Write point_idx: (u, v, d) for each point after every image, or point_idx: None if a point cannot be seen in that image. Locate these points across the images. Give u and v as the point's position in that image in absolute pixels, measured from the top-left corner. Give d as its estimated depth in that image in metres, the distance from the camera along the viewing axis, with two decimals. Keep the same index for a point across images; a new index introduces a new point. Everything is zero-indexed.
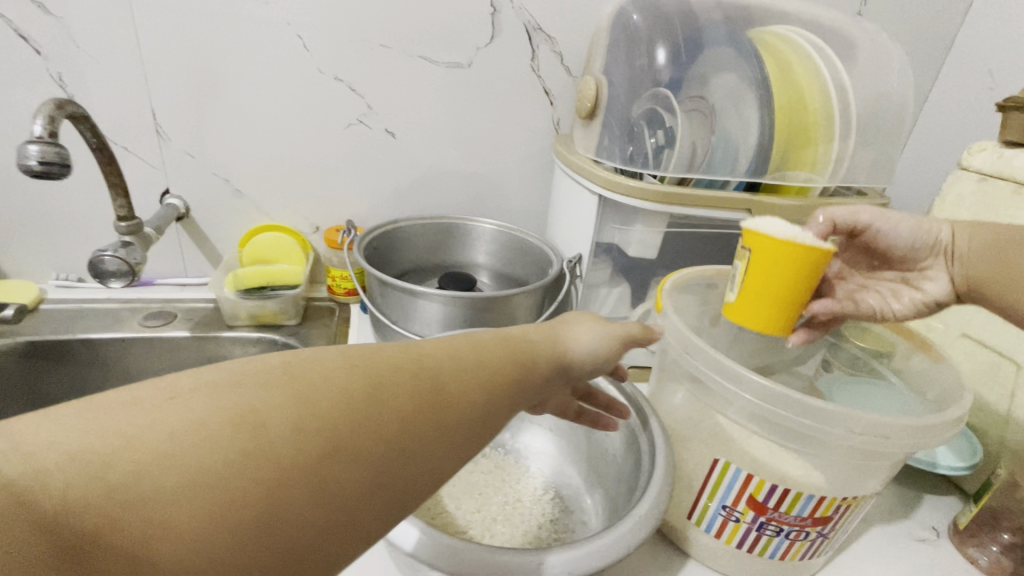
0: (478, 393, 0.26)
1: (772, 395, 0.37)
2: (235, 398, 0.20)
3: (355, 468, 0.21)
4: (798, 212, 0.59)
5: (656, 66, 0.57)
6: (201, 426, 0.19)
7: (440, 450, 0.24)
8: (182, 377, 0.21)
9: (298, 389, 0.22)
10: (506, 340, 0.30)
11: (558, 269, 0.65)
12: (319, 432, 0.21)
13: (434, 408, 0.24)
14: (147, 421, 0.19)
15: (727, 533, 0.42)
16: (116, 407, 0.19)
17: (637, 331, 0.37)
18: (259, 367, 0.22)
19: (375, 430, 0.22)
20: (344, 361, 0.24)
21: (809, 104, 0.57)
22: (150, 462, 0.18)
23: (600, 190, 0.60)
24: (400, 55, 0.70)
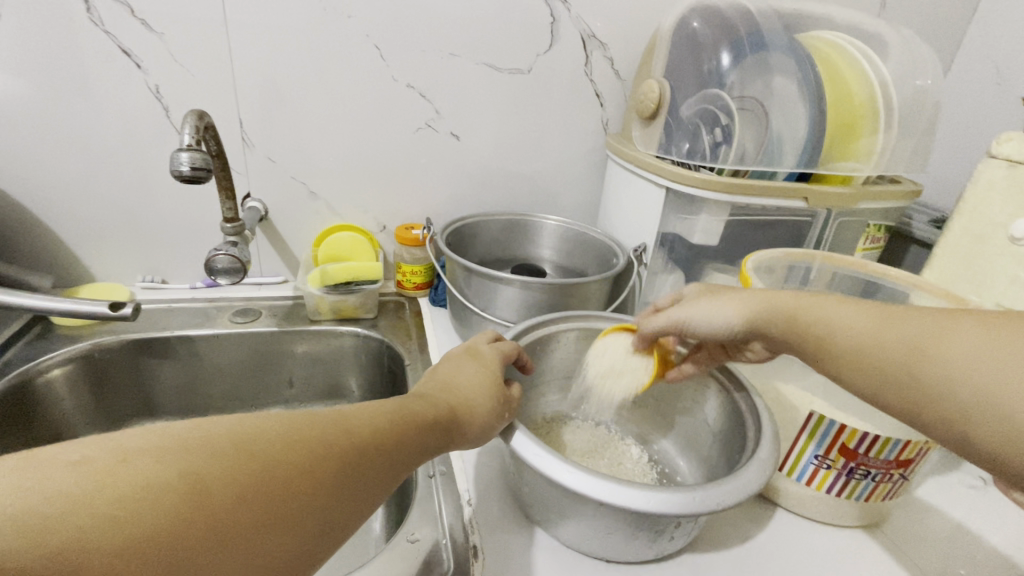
0: (376, 464, 0.34)
1: None
2: (187, 465, 0.26)
3: (276, 532, 0.28)
4: (846, 198, 0.65)
5: (720, 70, 0.64)
6: (160, 490, 0.25)
7: (339, 513, 0.31)
8: (129, 440, 0.26)
9: (237, 458, 0.28)
10: (406, 412, 0.38)
11: (626, 260, 0.71)
12: (256, 498, 0.27)
13: (346, 476, 0.32)
14: (102, 482, 0.24)
15: (818, 480, 0.48)
16: (70, 470, 0.24)
17: (515, 391, 0.48)
18: (204, 434, 0.28)
19: (296, 498, 0.29)
20: (276, 433, 0.30)
21: (854, 101, 0.63)
22: (113, 520, 0.23)
23: (667, 182, 0.66)
24: (467, 63, 0.75)
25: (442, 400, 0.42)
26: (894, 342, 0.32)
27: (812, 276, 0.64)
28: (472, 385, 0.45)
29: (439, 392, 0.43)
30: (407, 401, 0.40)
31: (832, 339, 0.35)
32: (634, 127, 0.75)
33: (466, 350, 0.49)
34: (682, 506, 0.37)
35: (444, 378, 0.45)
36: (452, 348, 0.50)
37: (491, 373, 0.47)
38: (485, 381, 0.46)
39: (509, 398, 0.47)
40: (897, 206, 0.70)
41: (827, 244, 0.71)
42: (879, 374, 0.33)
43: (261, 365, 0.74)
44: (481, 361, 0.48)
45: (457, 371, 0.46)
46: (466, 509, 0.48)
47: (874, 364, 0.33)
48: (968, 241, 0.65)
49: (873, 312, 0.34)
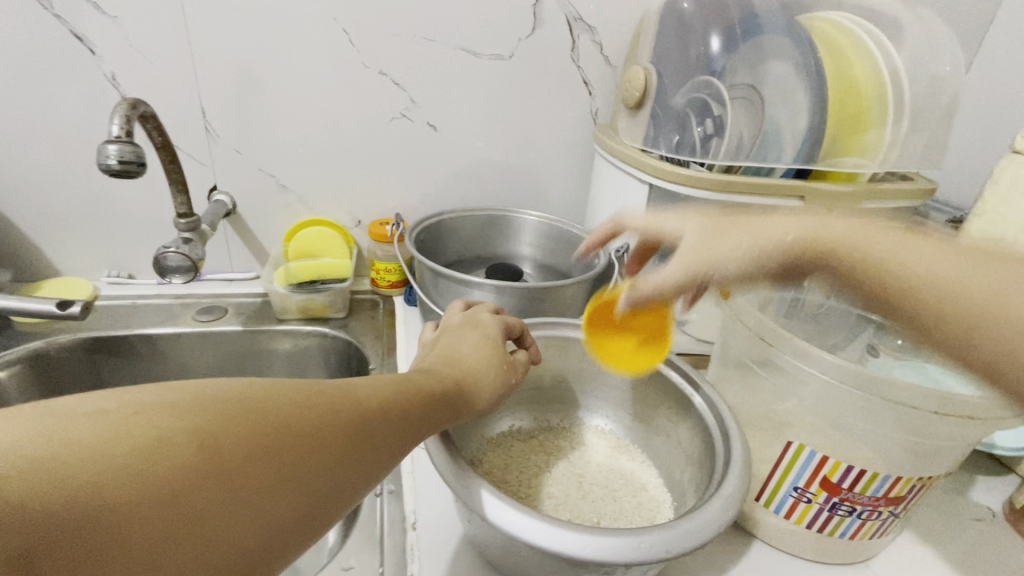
0: (387, 431, 0.31)
1: (849, 373, 0.38)
2: (198, 419, 0.24)
3: (285, 496, 0.25)
4: (848, 198, 0.59)
5: (710, 55, 0.59)
6: (173, 443, 0.23)
7: (352, 478, 0.28)
8: (142, 392, 0.24)
9: (251, 416, 0.26)
10: (414, 384, 0.35)
11: (607, 260, 0.66)
12: (266, 457, 0.25)
13: (358, 442, 0.29)
14: (116, 434, 0.22)
15: (798, 514, 0.43)
16: (82, 415, 0.22)
17: (521, 360, 0.46)
18: (216, 391, 0.26)
19: (308, 458, 0.26)
20: (288, 395, 0.28)
21: (860, 91, 0.57)
22: (125, 473, 0.21)
23: (650, 178, 0.61)
24: (443, 48, 0.70)
25: (448, 372, 0.39)
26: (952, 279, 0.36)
27: (807, 283, 0.58)
28: (478, 358, 0.42)
29: (443, 365, 0.40)
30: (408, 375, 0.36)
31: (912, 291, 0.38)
32: (622, 119, 0.69)
33: (467, 321, 0.47)
34: (624, 552, 0.32)
35: (447, 350, 0.42)
36: (455, 319, 0.48)
37: (494, 345, 0.44)
38: (490, 353, 0.43)
39: (515, 366, 0.45)
40: (908, 205, 0.63)
41: None
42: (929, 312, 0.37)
43: (227, 364, 0.72)
44: (485, 331, 0.45)
45: (460, 343, 0.43)
46: (410, 534, 0.44)
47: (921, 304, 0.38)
48: (984, 245, 0.58)
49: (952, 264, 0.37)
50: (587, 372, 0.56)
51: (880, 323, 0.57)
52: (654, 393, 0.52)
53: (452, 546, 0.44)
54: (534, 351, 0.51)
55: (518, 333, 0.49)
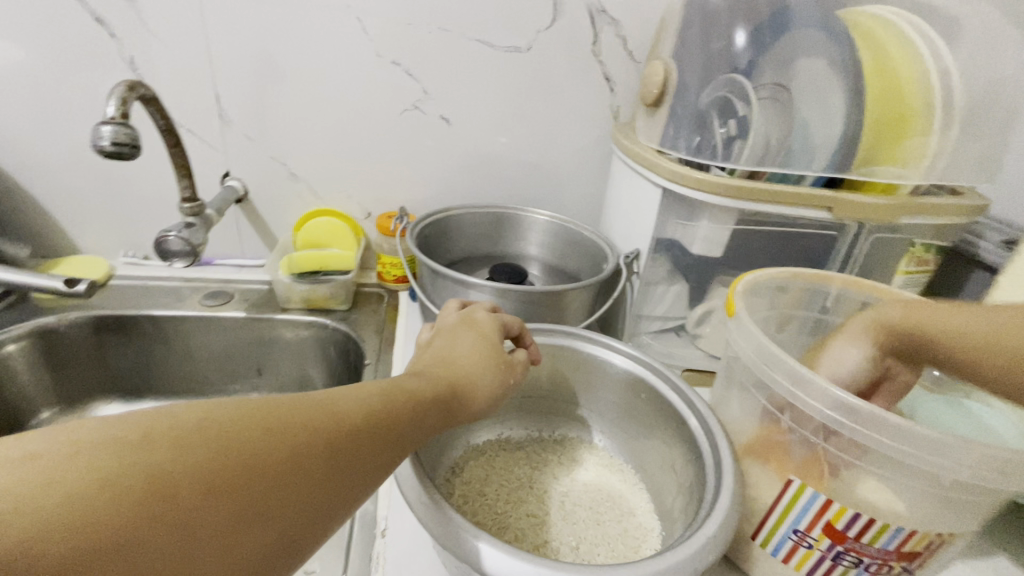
0: (369, 448, 0.29)
1: (861, 413, 0.33)
2: (146, 454, 0.22)
3: (253, 531, 0.23)
4: (883, 212, 0.54)
5: (734, 51, 0.54)
6: (118, 485, 0.21)
7: (332, 500, 0.26)
8: (84, 429, 0.22)
9: (209, 446, 0.23)
10: (404, 392, 0.33)
11: (615, 266, 0.63)
12: (229, 488, 0.23)
13: (336, 462, 0.27)
14: (49, 483, 0.20)
15: (797, 559, 0.39)
16: (11, 462, 0.20)
17: (521, 358, 0.43)
18: (170, 420, 0.24)
19: (280, 485, 0.25)
20: (252, 420, 0.26)
21: (904, 93, 0.52)
22: (62, 524, 0.19)
23: (664, 182, 0.57)
24: (459, 39, 0.68)
25: (442, 375, 0.36)
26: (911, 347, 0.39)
27: (831, 304, 0.53)
28: (474, 358, 0.39)
29: (436, 367, 0.37)
30: (397, 382, 0.34)
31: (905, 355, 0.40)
32: (641, 117, 0.65)
33: (462, 319, 0.43)
34: None
35: (442, 350, 0.39)
36: (450, 317, 0.44)
37: (493, 345, 0.41)
38: (488, 354, 0.40)
39: (514, 366, 0.41)
40: (955, 222, 0.57)
41: (858, 263, 0.60)
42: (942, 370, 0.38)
43: (230, 350, 0.72)
44: (481, 330, 0.42)
45: (454, 342, 0.40)
46: (376, 541, 0.42)
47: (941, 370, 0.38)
48: None
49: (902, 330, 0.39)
50: (582, 385, 0.53)
51: None
52: (651, 412, 0.49)
53: (419, 558, 0.41)
54: (534, 350, 0.48)
55: (516, 331, 0.45)
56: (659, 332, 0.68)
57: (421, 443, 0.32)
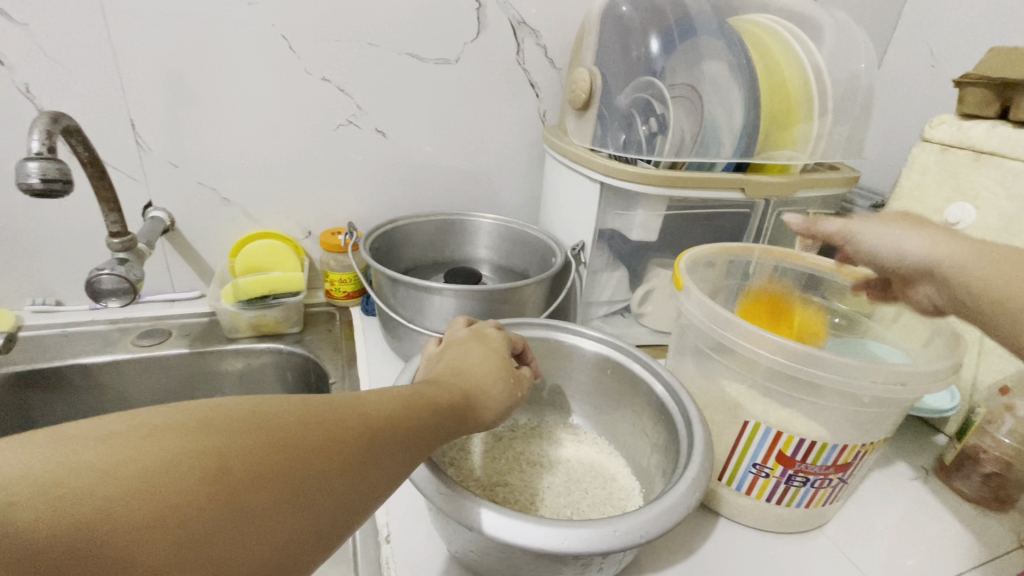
0: (397, 446, 0.30)
1: (793, 352, 0.40)
2: (203, 440, 0.23)
3: (293, 514, 0.24)
4: (784, 188, 0.63)
5: (650, 56, 0.61)
6: (180, 467, 0.22)
7: (362, 494, 0.27)
8: (153, 413, 0.24)
9: (258, 434, 0.25)
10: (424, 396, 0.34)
11: (563, 258, 0.68)
12: (273, 475, 0.24)
13: (369, 459, 0.28)
14: (121, 457, 0.21)
15: (758, 489, 0.46)
16: (90, 437, 0.22)
17: (530, 374, 0.45)
18: (227, 410, 0.25)
19: (320, 476, 0.26)
20: (296, 411, 0.27)
21: (790, 88, 0.61)
22: (128, 498, 0.20)
23: (602, 177, 0.62)
24: (389, 53, 0.70)
25: (456, 382, 0.38)
26: None
27: (752, 271, 0.62)
28: (485, 368, 0.40)
29: (449, 375, 0.39)
30: (416, 387, 0.35)
31: (976, 273, 0.35)
32: (569, 120, 0.71)
33: (472, 334, 0.45)
34: (600, 543, 0.33)
35: (453, 361, 0.41)
36: (459, 333, 0.46)
37: (503, 357, 0.43)
38: (497, 362, 0.41)
39: (521, 379, 0.42)
40: (836, 193, 0.68)
41: (768, 235, 0.69)
42: (950, 279, 0.36)
43: (176, 389, 0.68)
44: (491, 343, 0.44)
45: (466, 354, 0.42)
46: (384, 547, 0.43)
47: (964, 288, 0.35)
48: None
49: (942, 240, 0.37)
50: (551, 371, 0.57)
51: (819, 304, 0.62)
52: (618, 384, 0.54)
53: (430, 555, 0.43)
54: (536, 367, 0.50)
55: (521, 347, 0.48)
56: (608, 315, 0.74)
57: (441, 440, 0.33)
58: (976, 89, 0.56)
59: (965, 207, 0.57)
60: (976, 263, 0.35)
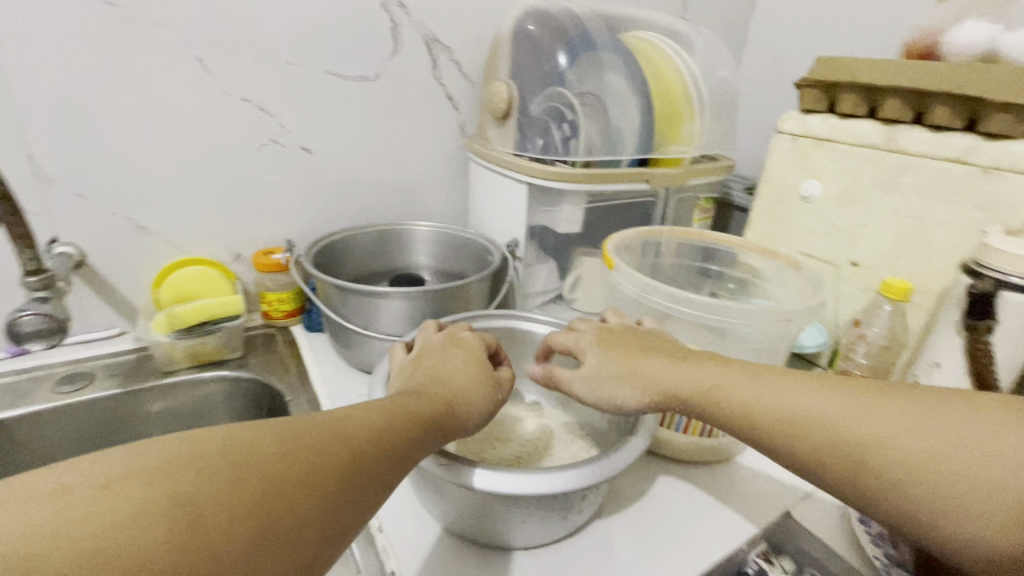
0: (376, 466, 0.32)
1: (709, 307, 0.50)
2: (171, 487, 0.25)
3: (273, 547, 0.26)
4: (679, 178, 0.74)
5: (559, 69, 0.69)
6: (149, 515, 0.24)
7: (341, 516, 0.30)
8: (113, 465, 0.26)
9: (229, 472, 0.27)
10: (402, 416, 0.36)
11: (501, 255, 0.72)
12: (249, 514, 0.26)
13: (345, 485, 0.30)
14: (86, 515, 0.23)
15: (692, 426, 0.55)
16: (52, 497, 0.23)
17: (509, 373, 0.48)
18: (192, 450, 0.27)
19: (298, 506, 0.28)
20: (271, 445, 0.29)
21: (673, 93, 0.73)
22: (100, 551, 0.22)
23: (528, 179, 0.69)
24: (309, 72, 0.71)
25: (438, 395, 0.41)
26: (755, 402, 0.38)
27: (663, 250, 0.72)
28: (464, 377, 0.44)
29: (429, 388, 0.41)
30: (400, 405, 0.38)
31: (845, 434, 0.34)
32: (490, 129, 0.77)
33: (449, 340, 0.49)
34: (584, 478, 0.39)
35: (434, 370, 0.44)
36: (435, 338, 0.49)
37: (481, 362, 0.46)
38: (474, 368, 0.45)
39: (501, 382, 0.47)
40: (719, 178, 0.81)
41: (669, 219, 0.81)
42: (815, 462, 0.35)
43: (109, 433, 0.64)
44: (467, 349, 0.48)
45: (445, 363, 0.45)
46: (377, 536, 0.46)
47: (827, 456, 0.35)
48: (773, 203, 0.77)
49: (778, 385, 0.38)
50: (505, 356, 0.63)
51: (717, 274, 0.73)
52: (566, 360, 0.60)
53: (423, 534, 0.46)
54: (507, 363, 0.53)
55: (495, 348, 0.52)
56: (543, 304, 0.81)
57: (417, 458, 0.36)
58: (811, 90, 0.71)
59: (814, 182, 0.72)
60: (863, 413, 0.34)
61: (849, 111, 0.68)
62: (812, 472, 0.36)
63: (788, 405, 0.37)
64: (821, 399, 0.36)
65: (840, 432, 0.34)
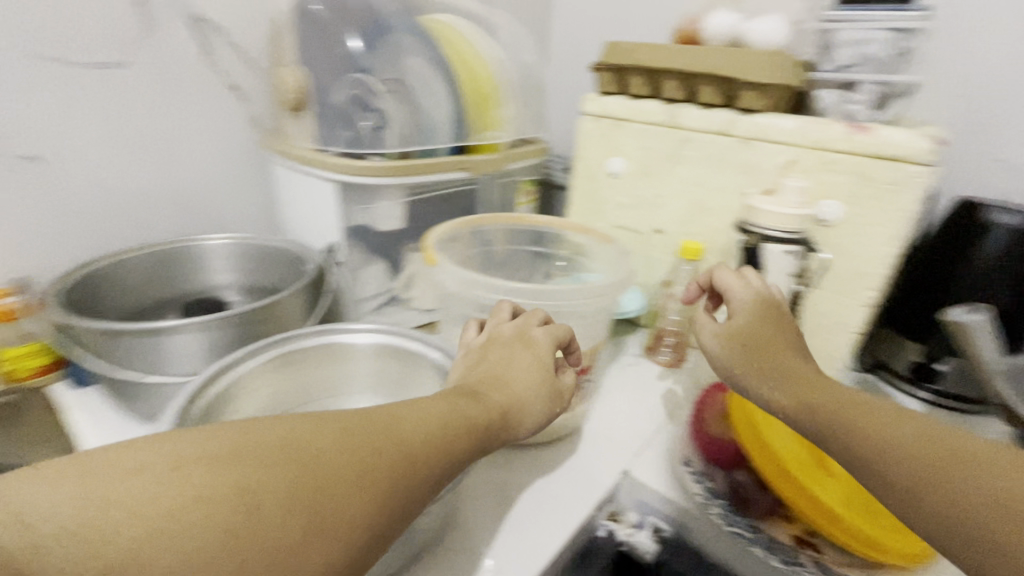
0: (409, 483, 0.31)
1: (529, 293, 0.51)
2: (235, 476, 0.26)
3: (321, 543, 0.26)
4: (497, 163, 0.74)
5: (353, 53, 0.63)
6: (213, 501, 0.25)
7: (387, 517, 0.29)
8: (184, 449, 0.26)
9: (291, 465, 0.27)
10: (459, 420, 0.36)
11: (317, 263, 0.65)
12: (301, 507, 0.26)
13: (392, 488, 0.30)
14: (155, 496, 0.24)
15: None
16: (119, 474, 0.24)
17: (568, 383, 0.46)
18: (253, 442, 0.28)
19: (348, 505, 0.28)
20: (329, 444, 0.29)
21: (479, 79, 0.71)
22: (157, 527, 0.23)
23: (337, 177, 0.63)
24: (18, 58, 0.55)
25: (495, 398, 0.39)
26: (843, 417, 0.36)
27: (489, 237, 0.72)
28: (525, 379, 0.42)
29: (489, 388, 0.40)
30: (458, 405, 0.37)
31: (985, 476, 0.28)
32: (288, 123, 0.68)
33: (518, 335, 0.45)
34: None
35: (495, 368, 0.42)
36: (504, 329, 0.46)
37: (545, 366, 0.44)
38: (539, 372, 0.43)
39: (562, 390, 0.45)
40: (537, 161, 0.83)
41: (495, 205, 0.81)
42: (912, 482, 0.31)
43: None
44: (536, 350, 0.44)
45: (511, 361, 0.43)
46: None
47: (936, 476, 0.30)
48: (587, 181, 0.82)
49: (874, 412, 0.36)
50: (332, 377, 0.57)
51: (545, 255, 0.75)
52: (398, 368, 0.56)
53: None
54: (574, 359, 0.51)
55: (567, 341, 0.48)
56: (379, 308, 0.75)
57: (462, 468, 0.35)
58: (605, 73, 0.75)
59: (618, 160, 0.77)
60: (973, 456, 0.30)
61: (638, 91, 0.73)
62: (909, 499, 0.31)
63: (889, 433, 0.34)
64: (920, 434, 0.33)
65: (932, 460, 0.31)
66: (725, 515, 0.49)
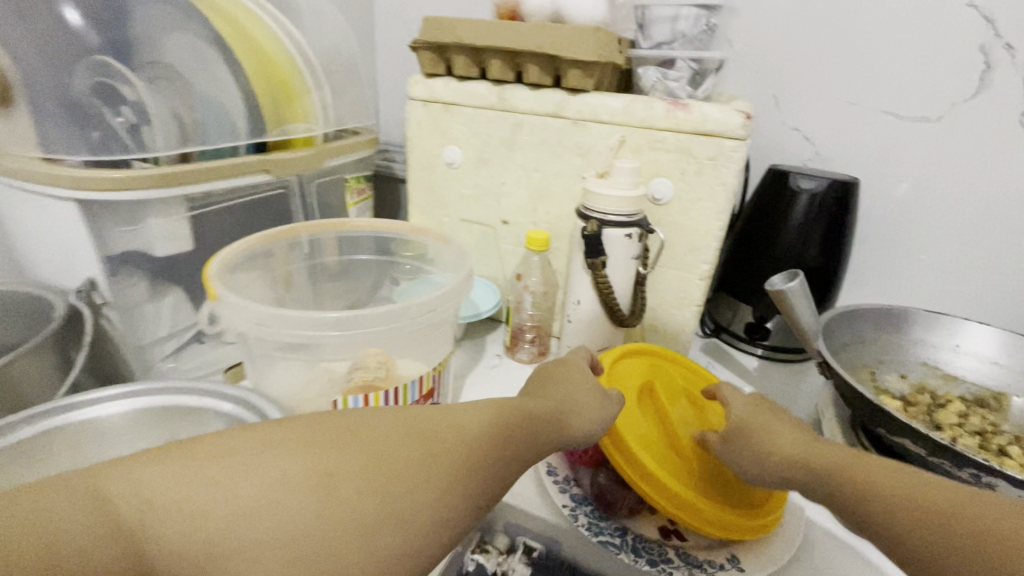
0: (486, 465, 0.32)
1: (347, 321, 0.42)
2: (313, 463, 0.27)
3: (385, 534, 0.27)
4: (311, 161, 0.63)
5: (72, 28, 0.46)
6: (292, 484, 0.26)
7: (453, 508, 0.30)
8: (271, 436, 0.28)
9: (363, 454, 0.28)
10: (517, 415, 0.37)
11: (67, 308, 0.51)
12: (375, 491, 0.27)
13: (456, 481, 0.30)
14: (245, 476, 0.25)
15: None
16: (215, 457, 0.26)
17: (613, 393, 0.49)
18: (335, 431, 0.29)
19: (415, 496, 0.28)
20: (406, 430, 0.31)
21: (275, 61, 0.60)
22: (242, 509, 0.24)
23: (77, 193, 0.48)
24: None
25: (546, 402, 0.41)
26: (831, 458, 0.37)
27: (310, 248, 0.61)
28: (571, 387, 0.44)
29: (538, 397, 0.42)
30: (518, 404, 0.38)
31: (984, 521, 0.29)
32: None
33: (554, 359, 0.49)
34: None
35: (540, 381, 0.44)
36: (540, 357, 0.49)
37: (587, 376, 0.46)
38: (588, 382, 0.45)
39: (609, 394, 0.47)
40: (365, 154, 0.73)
41: (315, 207, 0.70)
42: (934, 540, 0.29)
43: None
44: (575, 365, 0.48)
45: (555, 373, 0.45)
46: None
47: (957, 531, 0.29)
48: (424, 173, 0.74)
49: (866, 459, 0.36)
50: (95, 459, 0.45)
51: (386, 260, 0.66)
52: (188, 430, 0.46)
53: None
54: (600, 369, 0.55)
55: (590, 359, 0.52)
56: (178, 350, 0.61)
57: (522, 462, 0.36)
58: (425, 51, 0.67)
59: (453, 148, 0.71)
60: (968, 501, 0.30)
61: (463, 72, 0.66)
62: (934, 562, 0.29)
63: (881, 470, 0.34)
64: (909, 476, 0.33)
65: (922, 497, 0.31)
66: (592, 524, 0.47)
